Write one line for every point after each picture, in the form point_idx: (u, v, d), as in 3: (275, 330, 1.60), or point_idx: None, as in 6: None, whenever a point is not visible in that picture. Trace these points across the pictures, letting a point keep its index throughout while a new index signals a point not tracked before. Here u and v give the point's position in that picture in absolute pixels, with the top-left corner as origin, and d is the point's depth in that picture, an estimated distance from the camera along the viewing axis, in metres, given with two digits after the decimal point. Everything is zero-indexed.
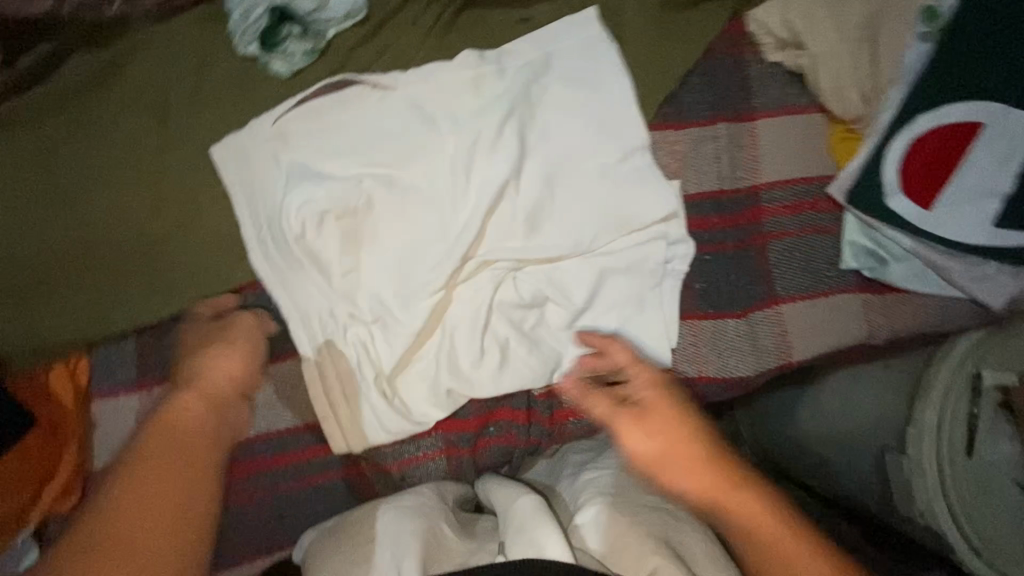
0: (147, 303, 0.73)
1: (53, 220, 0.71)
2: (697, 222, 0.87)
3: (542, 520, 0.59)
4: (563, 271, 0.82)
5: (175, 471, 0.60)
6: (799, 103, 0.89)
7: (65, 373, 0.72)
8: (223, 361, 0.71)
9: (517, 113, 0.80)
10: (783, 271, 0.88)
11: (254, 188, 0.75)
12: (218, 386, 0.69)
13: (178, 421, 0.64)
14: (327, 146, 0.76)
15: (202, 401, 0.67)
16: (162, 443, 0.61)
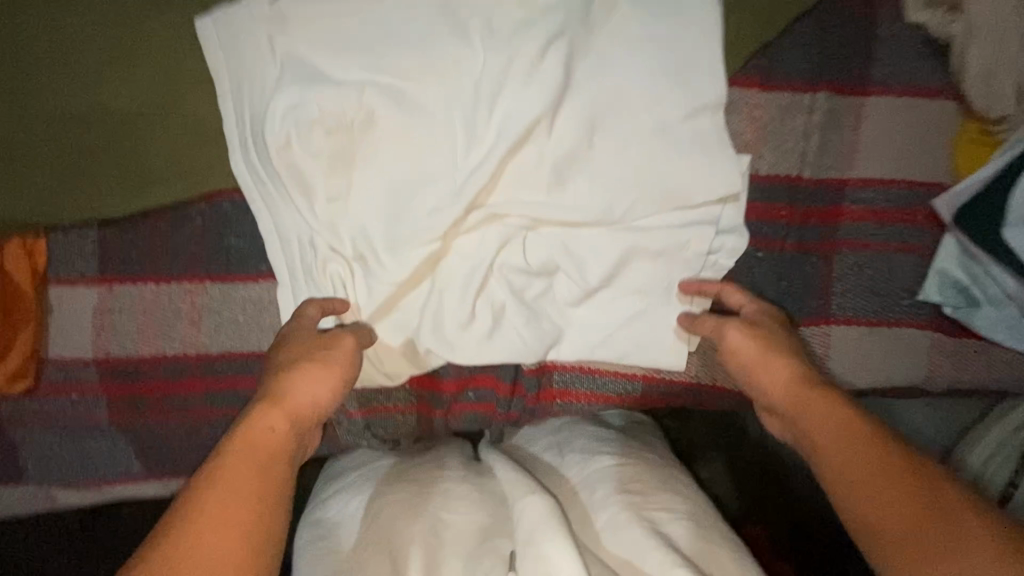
0: (113, 193, 0.65)
1: (14, 76, 0.62)
2: (758, 211, 0.71)
3: (554, 531, 0.53)
4: (584, 242, 0.69)
5: (253, 501, 0.47)
6: (929, 83, 0.69)
7: (22, 252, 0.66)
8: (321, 379, 0.59)
9: (572, 38, 0.64)
10: (846, 288, 0.73)
11: (242, 79, 0.64)
12: (306, 405, 0.57)
13: (267, 441, 0.52)
14: (331, 43, 0.63)
15: (284, 417, 0.55)
16: (243, 467, 0.49)
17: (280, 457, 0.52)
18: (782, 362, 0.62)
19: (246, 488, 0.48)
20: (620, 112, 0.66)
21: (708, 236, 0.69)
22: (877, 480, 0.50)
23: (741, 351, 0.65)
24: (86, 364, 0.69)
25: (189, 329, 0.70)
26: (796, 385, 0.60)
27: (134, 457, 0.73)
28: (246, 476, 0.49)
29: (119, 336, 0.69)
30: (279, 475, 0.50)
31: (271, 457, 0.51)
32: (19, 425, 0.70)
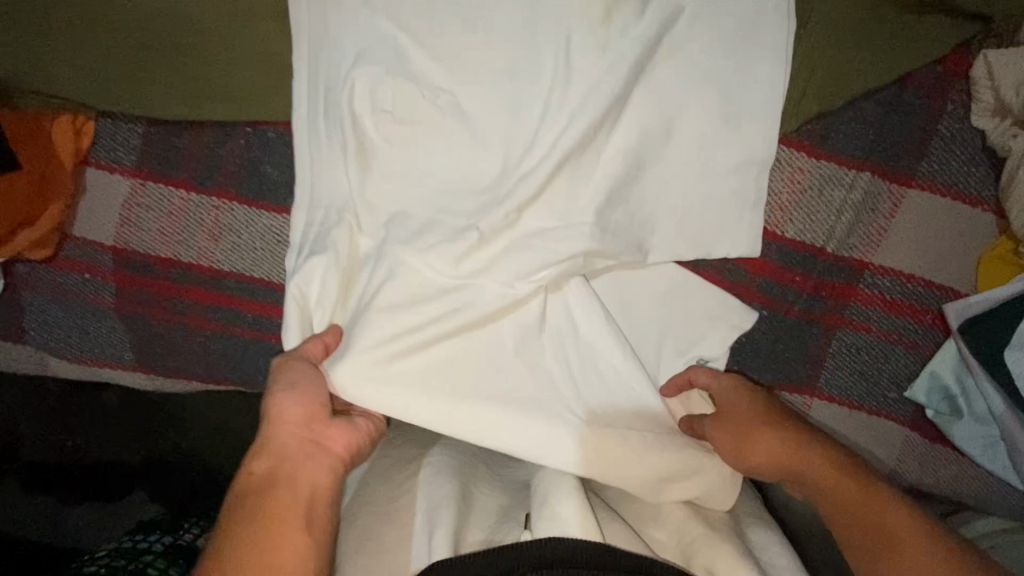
0: (167, 96, 0.67)
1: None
2: (774, 271, 0.73)
3: (567, 493, 0.54)
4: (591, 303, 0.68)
5: (286, 550, 0.49)
6: (977, 190, 0.68)
7: (70, 129, 0.67)
8: (292, 399, 0.58)
9: (641, 58, 0.65)
10: (838, 365, 0.75)
11: (312, 20, 0.66)
12: (286, 440, 0.56)
13: (262, 489, 0.53)
14: (412, 7, 0.65)
15: (269, 461, 0.55)
16: (267, 531, 0.50)
17: (286, 510, 0.51)
18: (767, 435, 0.60)
19: (263, 542, 0.49)
20: (667, 143, 0.67)
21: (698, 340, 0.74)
22: (849, 522, 0.55)
23: (729, 434, 0.62)
24: (103, 249, 0.72)
25: (206, 241, 0.72)
26: (780, 448, 0.60)
27: (128, 347, 0.76)
28: (255, 537, 0.50)
29: (140, 232, 0.72)
30: (287, 514, 0.51)
31: (277, 509, 0.51)
32: (30, 287, 0.73)
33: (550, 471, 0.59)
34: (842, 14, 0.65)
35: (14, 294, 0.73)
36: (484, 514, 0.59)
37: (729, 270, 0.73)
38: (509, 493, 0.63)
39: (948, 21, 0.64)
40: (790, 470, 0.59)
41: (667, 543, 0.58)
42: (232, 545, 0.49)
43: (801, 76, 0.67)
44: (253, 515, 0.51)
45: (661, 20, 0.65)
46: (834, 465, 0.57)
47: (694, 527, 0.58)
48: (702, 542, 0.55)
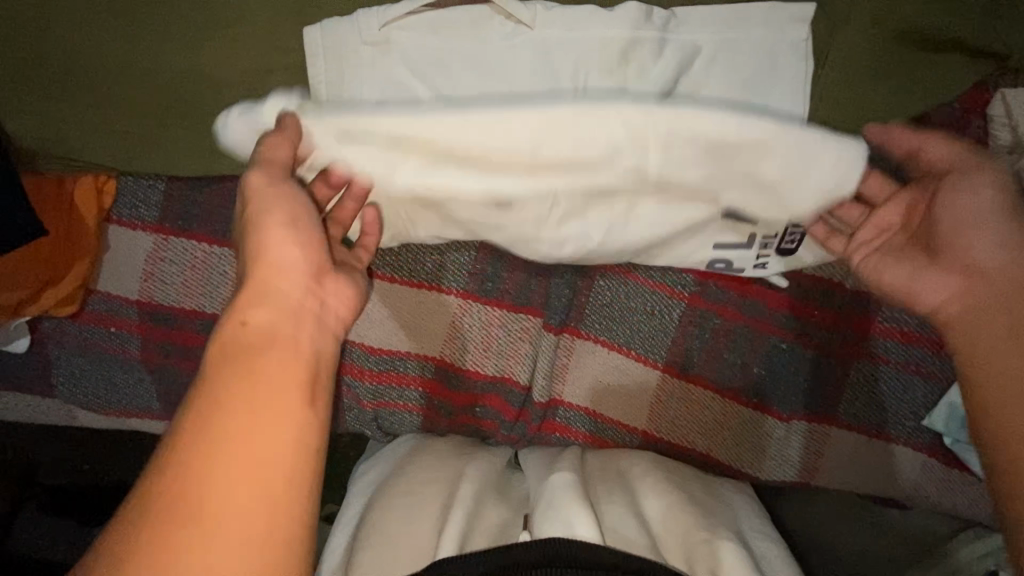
0: (187, 156, 0.67)
1: (102, 18, 0.62)
2: (792, 305, 0.76)
3: (572, 501, 0.64)
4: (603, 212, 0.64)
5: (280, 408, 0.45)
6: None
7: (92, 190, 0.68)
8: (291, 251, 0.54)
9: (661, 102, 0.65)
10: (855, 397, 0.78)
11: (336, 67, 0.65)
12: (283, 283, 0.52)
13: (252, 341, 0.48)
14: (432, 55, 0.65)
15: (266, 311, 0.50)
16: (262, 386, 0.46)
17: (282, 363, 0.47)
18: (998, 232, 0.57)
19: (242, 394, 0.45)
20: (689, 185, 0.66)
21: (730, 255, 0.70)
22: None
23: (960, 208, 0.58)
24: (128, 302, 0.72)
25: (230, 292, 0.72)
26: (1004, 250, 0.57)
27: (155, 397, 0.76)
28: (238, 391, 0.45)
29: (163, 284, 0.72)
30: (274, 373, 0.47)
31: (270, 362, 0.47)
32: (57, 342, 0.73)
33: (556, 478, 0.70)
34: (861, 57, 0.65)
35: (40, 350, 0.74)
36: (489, 523, 0.64)
37: (747, 306, 0.77)
38: (510, 507, 0.69)
39: (964, 59, 0.64)
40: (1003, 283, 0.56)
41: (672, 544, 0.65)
42: (219, 387, 0.45)
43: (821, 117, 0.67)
44: (234, 362, 0.46)
45: (676, 62, 0.65)
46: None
47: (698, 532, 0.64)
48: (703, 545, 0.62)
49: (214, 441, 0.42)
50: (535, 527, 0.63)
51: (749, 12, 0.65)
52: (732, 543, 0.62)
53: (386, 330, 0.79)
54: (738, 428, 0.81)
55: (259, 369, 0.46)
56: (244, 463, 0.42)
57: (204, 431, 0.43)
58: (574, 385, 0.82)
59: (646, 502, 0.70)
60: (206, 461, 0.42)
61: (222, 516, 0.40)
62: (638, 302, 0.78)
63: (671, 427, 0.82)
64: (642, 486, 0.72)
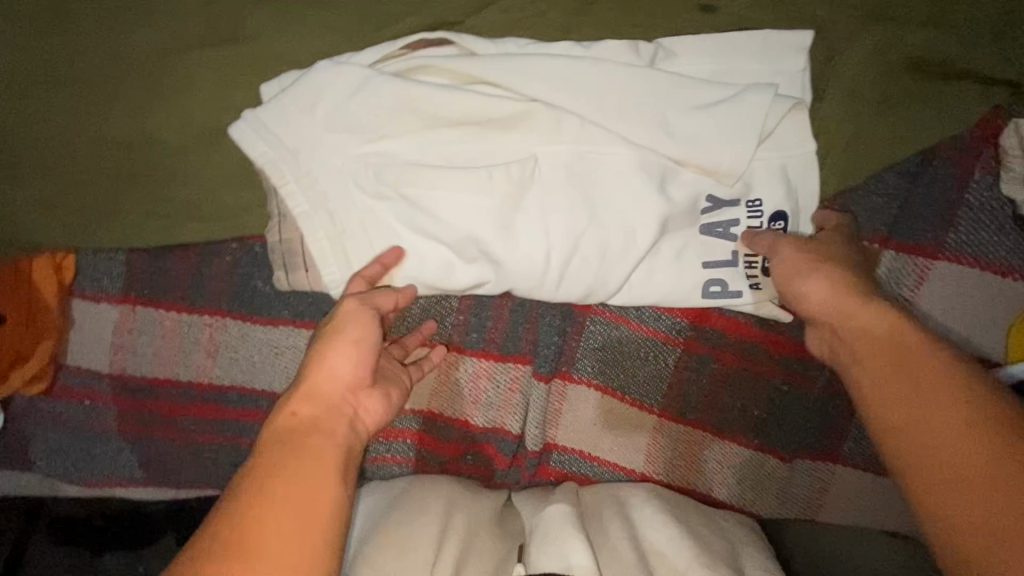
0: (144, 228, 0.63)
1: (60, 90, 0.59)
2: (796, 348, 0.73)
3: (569, 534, 0.63)
4: (572, 228, 0.58)
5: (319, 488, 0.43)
6: (1009, 259, 0.63)
7: (50, 267, 0.64)
8: (344, 351, 0.52)
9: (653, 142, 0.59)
10: (860, 433, 0.75)
11: (278, 124, 0.58)
12: (328, 377, 0.51)
13: (297, 432, 0.47)
14: (382, 102, 0.58)
15: (315, 402, 0.49)
16: (306, 465, 0.44)
17: (318, 445, 0.46)
18: (823, 277, 0.56)
19: (284, 482, 0.43)
20: (676, 231, 0.62)
21: (721, 274, 0.63)
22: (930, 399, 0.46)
23: (784, 265, 0.58)
24: (100, 375, 0.70)
25: (205, 359, 0.70)
26: (844, 295, 0.54)
27: (137, 465, 0.74)
28: (283, 466, 0.44)
29: (136, 356, 0.69)
30: (311, 464, 0.44)
31: (307, 444, 0.46)
32: (32, 418, 0.71)
33: (553, 509, 0.70)
34: (860, 88, 0.61)
35: (15, 426, 0.71)
36: (484, 560, 0.64)
37: (748, 350, 0.74)
38: (508, 542, 0.68)
39: (972, 89, 0.59)
40: (849, 319, 0.53)
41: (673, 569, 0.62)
42: (260, 470, 0.43)
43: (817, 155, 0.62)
44: (279, 446, 0.45)
45: (666, 97, 0.59)
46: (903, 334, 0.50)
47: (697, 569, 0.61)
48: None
49: (245, 529, 0.40)
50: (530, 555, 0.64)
51: (738, 46, 0.60)
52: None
53: None
54: (740, 467, 0.78)
55: (298, 452, 0.45)
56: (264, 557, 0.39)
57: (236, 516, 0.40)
58: (567, 429, 0.79)
59: (643, 534, 0.67)
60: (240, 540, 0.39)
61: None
62: (632, 347, 0.75)
63: (670, 469, 0.79)
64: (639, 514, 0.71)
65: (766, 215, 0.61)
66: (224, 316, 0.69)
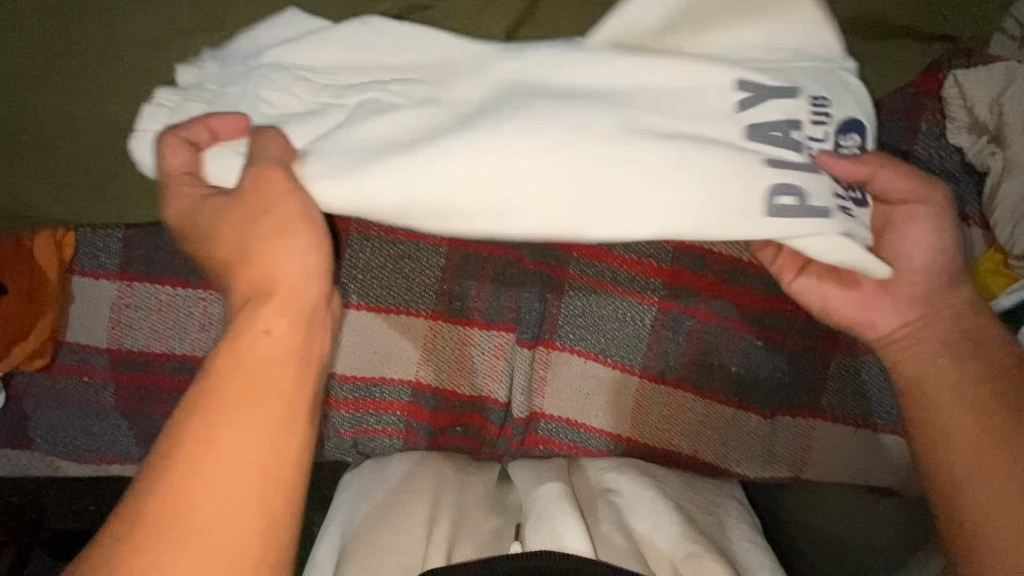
0: (141, 202, 0.66)
1: (57, 74, 0.62)
2: (766, 302, 0.76)
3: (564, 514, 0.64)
4: (493, 140, 0.54)
5: (270, 425, 0.43)
6: (962, 205, 0.67)
7: (52, 243, 0.68)
8: (302, 251, 0.48)
9: (656, 64, 0.57)
10: (836, 386, 0.78)
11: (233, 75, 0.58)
12: (282, 284, 0.47)
13: (258, 350, 0.44)
14: (338, 59, 0.60)
15: (274, 311, 0.46)
16: (254, 395, 0.43)
17: (271, 374, 0.44)
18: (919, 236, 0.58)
19: (246, 413, 0.42)
20: (718, 138, 0.55)
21: (803, 183, 0.53)
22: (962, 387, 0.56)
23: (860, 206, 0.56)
24: (98, 350, 0.73)
25: (200, 333, 0.73)
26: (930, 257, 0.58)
27: (135, 442, 0.76)
28: (234, 398, 0.43)
29: (133, 330, 0.72)
30: (276, 393, 0.44)
31: (260, 374, 0.44)
32: (33, 396, 0.74)
33: (546, 486, 0.70)
34: None
35: (17, 404, 0.74)
36: (478, 533, 0.66)
37: (720, 308, 0.77)
38: (503, 515, 0.70)
39: (915, 43, 0.63)
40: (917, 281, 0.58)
41: (663, 555, 0.64)
42: (220, 393, 0.43)
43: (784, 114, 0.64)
44: (241, 364, 0.44)
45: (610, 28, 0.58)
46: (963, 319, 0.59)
47: (685, 545, 0.63)
48: (691, 560, 0.62)
49: (196, 457, 0.40)
50: (526, 538, 0.64)
51: None
52: (719, 557, 0.62)
53: (359, 356, 0.79)
54: (723, 428, 0.80)
55: (251, 382, 0.43)
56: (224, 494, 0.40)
57: (196, 444, 0.41)
58: (553, 397, 0.81)
59: (630, 512, 0.69)
60: (188, 476, 0.40)
61: (192, 532, 0.39)
62: (610, 309, 0.78)
63: (655, 433, 0.81)
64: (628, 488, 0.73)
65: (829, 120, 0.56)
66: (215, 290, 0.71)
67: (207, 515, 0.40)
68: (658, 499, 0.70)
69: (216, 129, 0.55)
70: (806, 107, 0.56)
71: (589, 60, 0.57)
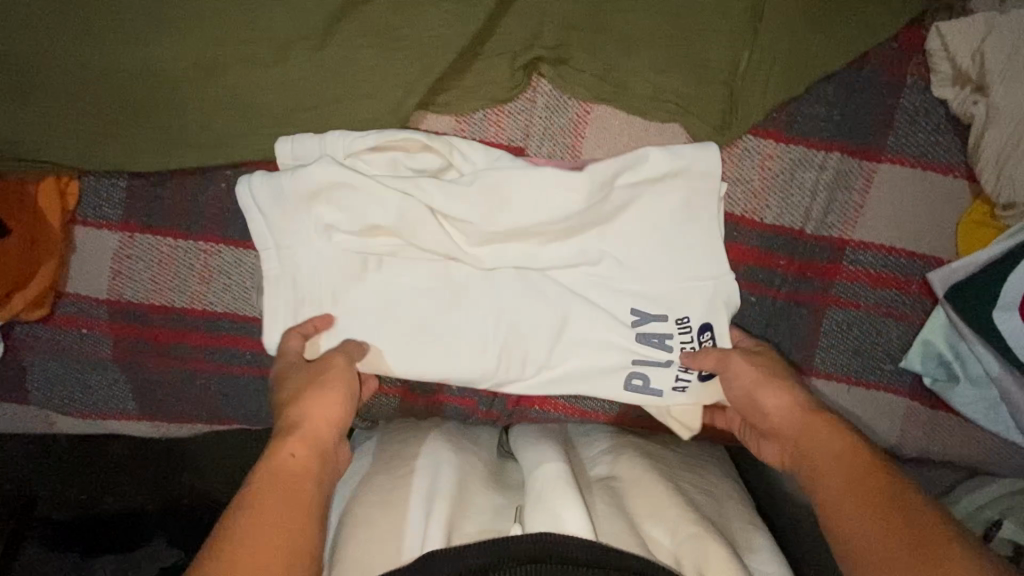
0: (143, 150, 0.68)
1: (56, 18, 0.63)
2: (758, 258, 0.74)
3: (564, 494, 0.59)
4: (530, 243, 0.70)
5: (289, 533, 0.46)
6: (946, 157, 0.69)
7: (54, 190, 0.69)
8: (334, 398, 0.58)
9: (638, 192, 0.70)
10: (832, 344, 0.76)
11: (269, 230, 0.67)
12: (319, 427, 0.55)
13: (290, 472, 0.50)
14: (347, 216, 0.67)
15: (305, 445, 0.53)
16: (280, 504, 0.48)
17: (300, 491, 0.50)
18: (782, 388, 0.64)
19: (266, 529, 0.46)
20: (694, 236, 0.70)
21: (649, 371, 0.71)
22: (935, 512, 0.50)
23: (742, 378, 0.66)
24: (98, 302, 0.73)
25: (199, 286, 0.73)
26: (795, 410, 0.62)
27: (130, 397, 0.77)
28: (264, 506, 0.47)
29: (133, 282, 0.73)
30: (302, 509, 0.48)
31: (291, 489, 0.50)
32: (31, 348, 0.74)
33: (545, 467, 0.65)
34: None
35: (15, 356, 0.74)
36: (481, 512, 0.62)
37: None
38: (505, 493, 0.67)
39: None
40: (804, 430, 0.60)
41: (661, 541, 0.60)
42: (248, 519, 0.46)
43: (712, 95, 0.68)
44: (275, 487, 0.49)
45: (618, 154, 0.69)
46: (858, 449, 0.57)
47: (685, 527, 0.60)
48: (692, 542, 0.58)
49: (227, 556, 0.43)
50: (526, 519, 0.58)
51: None
52: (721, 538, 0.58)
53: None
54: None
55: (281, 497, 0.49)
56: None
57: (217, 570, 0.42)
58: None
59: (628, 496, 0.66)
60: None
61: None
62: None
63: None
64: (627, 473, 0.70)
65: (696, 327, 0.70)
66: (213, 242, 0.73)
67: None
68: (656, 479, 0.68)
69: (285, 217, 0.66)
70: (672, 321, 0.70)
71: (598, 182, 0.69)
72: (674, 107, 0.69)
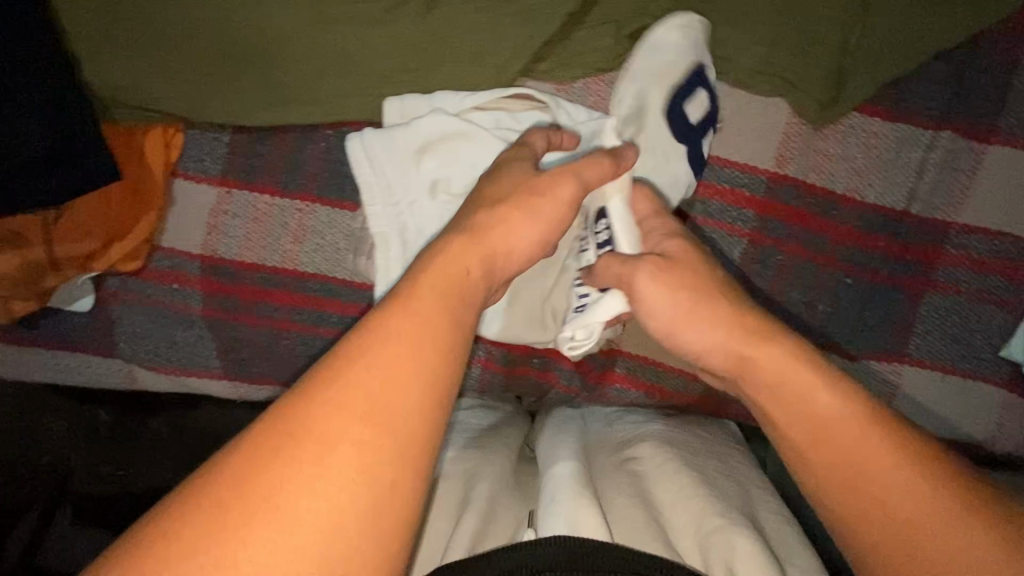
0: (251, 105, 0.69)
1: None
2: (857, 237, 0.73)
3: (578, 492, 0.50)
4: None
5: (438, 353, 0.37)
6: None
7: (161, 142, 0.70)
8: (525, 218, 0.49)
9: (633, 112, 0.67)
10: (928, 331, 0.74)
11: (379, 186, 0.67)
12: (501, 251, 0.47)
13: (452, 286, 0.41)
14: (458, 171, 0.67)
15: (478, 255, 0.45)
16: (437, 318, 0.39)
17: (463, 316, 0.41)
18: (715, 328, 0.52)
19: (416, 345, 0.37)
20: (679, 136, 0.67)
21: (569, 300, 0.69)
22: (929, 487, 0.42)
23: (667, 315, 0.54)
24: (192, 257, 0.73)
25: (291, 243, 0.73)
26: (736, 347, 0.50)
27: (214, 355, 0.76)
28: (416, 319, 0.38)
29: (227, 238, 0.73)
30: (462, 324, 0.40)
31: (457, 311, 0.40)
32: (120, 300, 0.75)
33: (560, 470, 0.55)
34: None
35: (104, 307, 0.75)
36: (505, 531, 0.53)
37: (811, 241, 0.73)
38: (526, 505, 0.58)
39: None
40: (776, 389, 0.48)
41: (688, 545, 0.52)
42: (384, 327, 0.37)
43: (823, 67, 0.67)
44: (437, 291, 0.40)
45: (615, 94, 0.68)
46: (836, 400, 0.46)
47: (712, 518, 0.52)
48: (717, 534, 0.50)
49: (381, 359, 0.35)
50: (538, 524, 0.49)
51: None
52: (749, 532, 0.50)
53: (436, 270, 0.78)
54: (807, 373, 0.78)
55: (445, 312, 0.39)
56: (394, 418, 0.34)
57: (362, 356, 0.35)
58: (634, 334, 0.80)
59: (651, 482, 0.59)
60: (358, 388, 0.34)
61: (334, 450, 0.33)
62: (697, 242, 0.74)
63: None
64: (652, 467, 0.61)
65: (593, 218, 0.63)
66: (308, 201, 0.72)
67: (338, 435, 0.33)
68: (681, 469, 0.60)
69: (394, 174, 0.67)
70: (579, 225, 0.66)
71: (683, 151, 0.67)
72: (781, 79, 0.69)
